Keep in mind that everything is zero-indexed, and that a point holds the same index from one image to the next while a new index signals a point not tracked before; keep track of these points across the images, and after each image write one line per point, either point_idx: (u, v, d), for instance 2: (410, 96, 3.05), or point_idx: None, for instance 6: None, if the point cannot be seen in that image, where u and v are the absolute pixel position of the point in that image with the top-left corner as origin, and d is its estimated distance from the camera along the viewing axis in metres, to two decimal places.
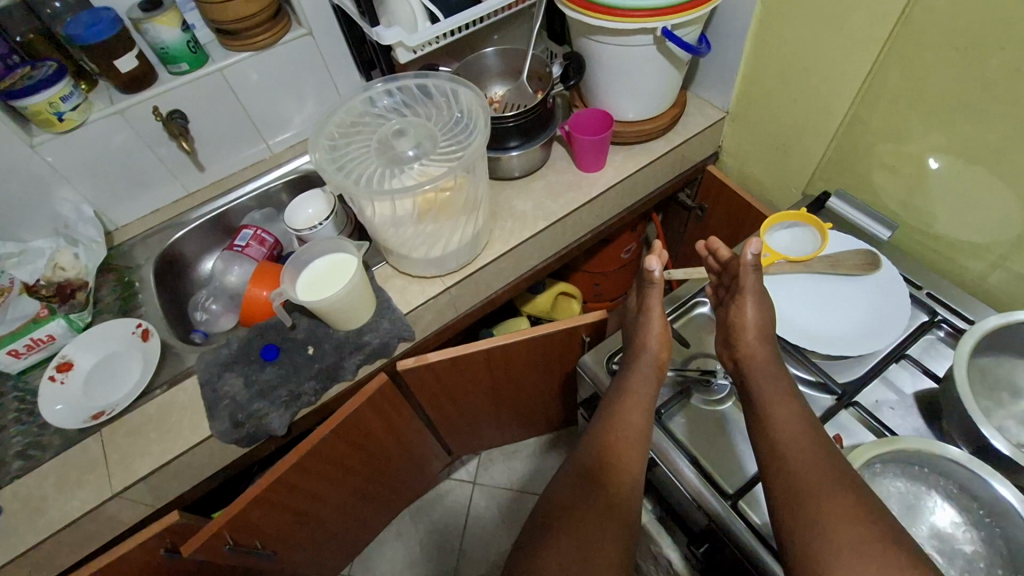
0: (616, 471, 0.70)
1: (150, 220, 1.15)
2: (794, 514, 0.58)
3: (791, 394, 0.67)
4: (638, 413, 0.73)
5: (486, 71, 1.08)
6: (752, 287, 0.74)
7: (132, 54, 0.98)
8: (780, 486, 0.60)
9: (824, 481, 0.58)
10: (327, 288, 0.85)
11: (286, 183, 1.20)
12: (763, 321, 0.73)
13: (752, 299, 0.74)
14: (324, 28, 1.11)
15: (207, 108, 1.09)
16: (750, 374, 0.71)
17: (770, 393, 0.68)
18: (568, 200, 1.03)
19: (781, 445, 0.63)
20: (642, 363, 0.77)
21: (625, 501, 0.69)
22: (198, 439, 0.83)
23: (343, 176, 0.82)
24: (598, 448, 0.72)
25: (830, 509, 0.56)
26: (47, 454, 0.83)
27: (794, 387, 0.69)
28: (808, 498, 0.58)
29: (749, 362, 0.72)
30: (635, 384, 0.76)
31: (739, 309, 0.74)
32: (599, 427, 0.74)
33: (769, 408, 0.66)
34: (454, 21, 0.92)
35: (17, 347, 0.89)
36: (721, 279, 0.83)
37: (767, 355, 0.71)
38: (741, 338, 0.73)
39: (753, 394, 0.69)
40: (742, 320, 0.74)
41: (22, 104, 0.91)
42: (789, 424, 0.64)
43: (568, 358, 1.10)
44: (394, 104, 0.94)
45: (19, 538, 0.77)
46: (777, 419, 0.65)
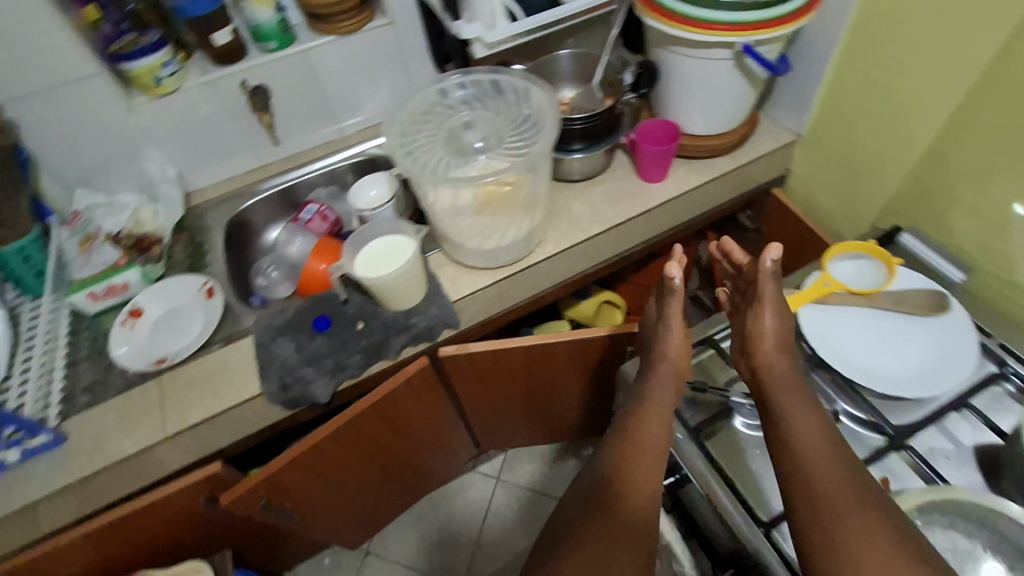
0: (629, 482, 0.70)
1: (223, 187, 1.21)
2: (817, 528, 0.59)
3: (811, 407, 0.68)
4: (657, 424, 0.73)
5: (558, 73, 1.09)
6: (771, 297, 0.77)
7: (228, 29, 1.04)
8: (803, 502, 0.61)
9: (849, 498, 0.60)
10: (382, 267, 0.88)
11: (352, 165, 1.24)
12: (781, 330, 0.75)
13: (770, 309, 0.76)
14: (406, 20, 1.15)
15: (289, 86, 1.14)
16: (771, 385, 0.71)
17: (790, 404, 0.68)
18: (625, 208, 1.03)
19: (803, 458, 0.63)
20: (662, 373, 0.78)
21: (642, 513, 0.68)
22: (246, 397, 0.87)
23: (410, 162, 0.85)
24: (615, 459, 0.72)
25: (853, 524, 0.58)
26: (110, 393, 0.90)
27: (814, 399, 0.70)
28: (834, 516, 0.59)
29: (768, 372, 0.72)
30: (655, 393, 0.76)
31: (758, 318, 0.76)
32: (617, 438, 0.74)
33: (790, 418, 0.67)
34: (534, 20, 0.95)
35: (95, 290, 0.97)
36: (737, 286, 0.87)
37: (786, 364, 0.72)
38: (759, 346, 0.74)
39: (774, 405, 0.69)
40: (761, 329, 0.75)
41: (127, 67, 0.99)
42: (811, 437, 0.65)
43: (604, 367, 1.10)
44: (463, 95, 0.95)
45: (77, 465, 0.83)
46: (798, 430, 0.66)
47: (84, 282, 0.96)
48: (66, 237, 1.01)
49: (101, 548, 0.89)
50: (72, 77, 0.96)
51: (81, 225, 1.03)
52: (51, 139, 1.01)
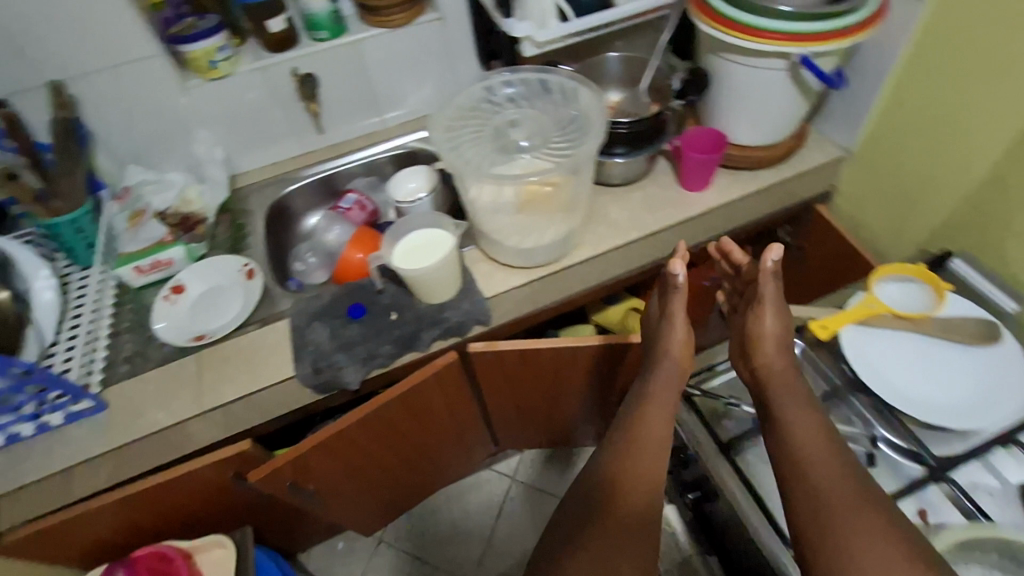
0: (627, 480, 0.70)
1: (267, 171, 1.23)
2: (817, 529, 0.59)
3: (811, 406, 0.68)
4: (657, 424, 0.73)
5: (605, 76, 1.08)
6: (772, 298, 0.76)
7: (283, 16, 1.06)
8: (803, 503, 0.61)
9: (850, 499, 0.59)
10: (419, 261, 0.88)
11: (392, 157, 1.25)
12: (781, 332, 0.74)
13: (770, 310, 0.76)
14: (455, 15, 1.15)
15: (337, 76, 1.16)
16: (772, 388, 0.70)
17: (789, 406, 0.68)
18: (665, 216, 1.02)
19: (802, 459, 0.63)
20: (664, 371, 0.77)
21: (639, 512, 0.69)
22: (279, 378, 0.89)
23: (455, 157, 0.86)
24: (614, 457, 0.72)
25: (853, 526, 0.58)
26: (149, 364, 0.92)
27: (815, 401, 0.69)
28: (835, 517, 0.59)
29: (767, 374, 0.72)
30: (657, 392, 0.75)
31: (758, 318, 0.76)
32: (617, 437, 0.74)
33: (790, 419, 0.67)
34: (586, 21, 0.95)
35: (141, 264, 0.99)
36: (736, 284, 0.88)
37: (786, 364, 0.72)
38: (759, 346, 0.74)
39: (774, 407, 0.69)
40: (761, 331, 0.75)
41: (185, 50, 1.02)
42: (811, 440, 0.64)
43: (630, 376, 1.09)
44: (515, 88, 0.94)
45: (116, 433, 0.86)
46: (797, 432, 0.65)
47: (131, 256, 0.99)
48: (114, 211, 1.04)
49: (131, 514, 0.92)
50: (133, 56, 0.99)
51: (131, 201, 1.07)
52: (109, 116, 1.05)
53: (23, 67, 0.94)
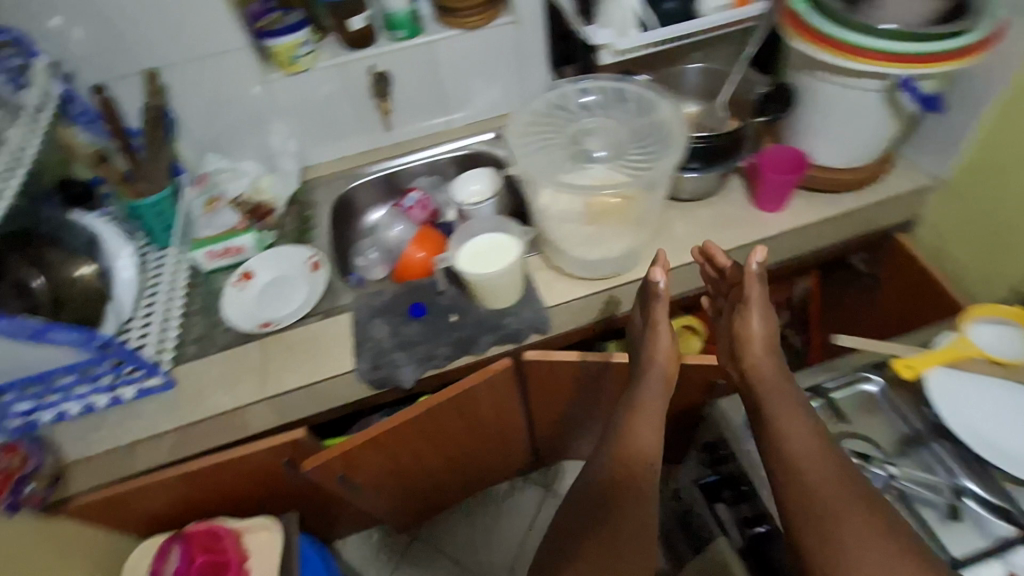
0: (624, 489, 0.73)
1: (334, 165, 1.25)
2: (814, 533, 0.62)
3: (800, 409, 0.70)
4: (650, 433, 0.76)
5: (683, 87, 1.05)
6: (757, 299, 0.76)
7: (364, 15, 1.08)
8: (800, 506, 0.64)
9: (843, 500, 0.63)
10: (485, 266, 0.88)
11: (456, 158, 1.26)
12: (768, 334, 0.75)
13: (757, 311, 0.76)
14: (530, 20, 1.15)
15: (410, 75, 1.17)
16: (764, 392, 0.72)
17: (780, 410, 0.70)
18: (738, 235, 0.98)
19: (796, 464, 0.66)
20: (652, 377, 0.80)
21: (638, 515, 0.73)
22: (339, 371, 0.90)
23: (528, 163, 0.85)
24: (612, 465, 0.74)
25: (848, 530, 0.61)
26: (217, 347, 0.95)
27: (804, 399, 0.71)
28: (829, 518, 0.62)
29: (756, 376, 0.74)
30: (646, 400, 0.78)
31: (746, 321, 0.76)
32: (613, 445, 0.76)
33: (782, 423, 0.69)
34: (672, 30, 0.94)
35: (214, 249, 1.04)
36: (719, 286, 0.87)
37: (773, 366, 0.73)
38: (748, 350, 0.75)
39: (768, 412, 0.70)
40: (748, 334, 0.75)
41: (269, 44, 1.05)
42: (801, 444, 0.67)
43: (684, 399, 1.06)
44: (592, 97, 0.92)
45: (182, 412, 0.89)
46: (789, 437, 0.68)
47: (206, 240, 1.04)
48: (193, 195, 1.09)
49: (188, 490, 0.95)
50: (220, 48, 1.03)
51: (207, 186, 1.11)
52: (194, 105, 1.09)
53: (121, 55, 0.99)
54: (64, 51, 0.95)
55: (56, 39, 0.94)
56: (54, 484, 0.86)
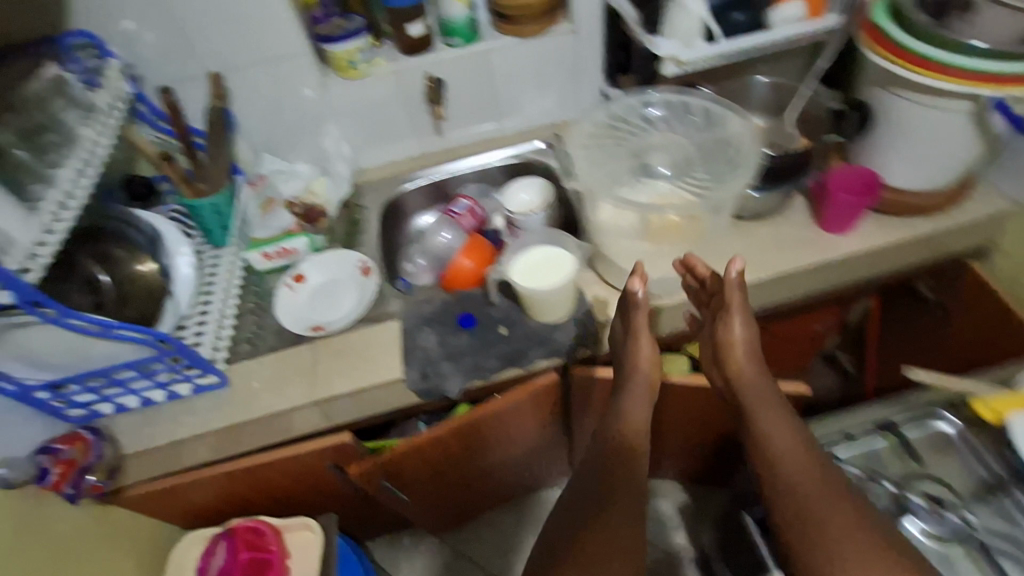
0: (621, 482, 0.76)
1: (384, 169, 1.26)
2: (794, 516, 0.69)
3: (779, 408, 0.78)
4: (642, 431, 0.82)
5: (747, 101, 1.01)
6: (738, 306, 0.81)
7: (422, 21, 1.07)
8: (779, 492, 0.72)
9: (820, 491, 0.70)
10: (542, 282, 0.87)
11: (506, 165, 1.25)
12: (749, 340, 0.82)
13: (738, 317, 0.82)
14: (588, 28, 1.13)
15: (464, 81, 1.17)
16: (747, 394, 0.80)
17: (760, 408, 0.78)
18: (800, 257, 0.95)
19: (776, 455, 0.74)
20: (638, 384, 0.84)
21: (633, 511, 0.75)
22: (387, 380, 0.90)
23: (589, 175, 0.83)
24: (608, 460, 0.79)
25: (827, 514, 0.68)
26: (270, 348, 0.97)
27: (780, 400, 0.79)
28: (808, 510, 0.69)
29: (739, 378, 0.81)
30: (633, 405, 0.83)
31: (729, 328, 0.82)
32: (607, 442, 0.81)
33: (762, 419, 0.78)
34: (738, 42, 0.92)
35: (268, 250, 1.06)
36: (698, 294, 0.87)
37: (754, 370, 0.81)
38: (732, 355, 0.82)
39: (749, 411, 0.79)
40: (731, 340, 0.82)
41: (329, 49, 1.06)
42: (782, 441, 0.75)
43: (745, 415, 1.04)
44: (656, 111, 0.88)
45: (235, 411, 0.90)
46: (770, 432, 0.76)
47: (260, 242, 1.05)
48: (248, 196, 1.09)
49: (234, 485, 0.96)
50: (283, 53, 1.04)
51: (263, 188, 1.11)
52: (254, 107, 1.11)
53: (188, 58, 1.01)
54: (134, 53, 0.98)
55: (127, 42, 0.97)
56: (112, 476, 0.87)
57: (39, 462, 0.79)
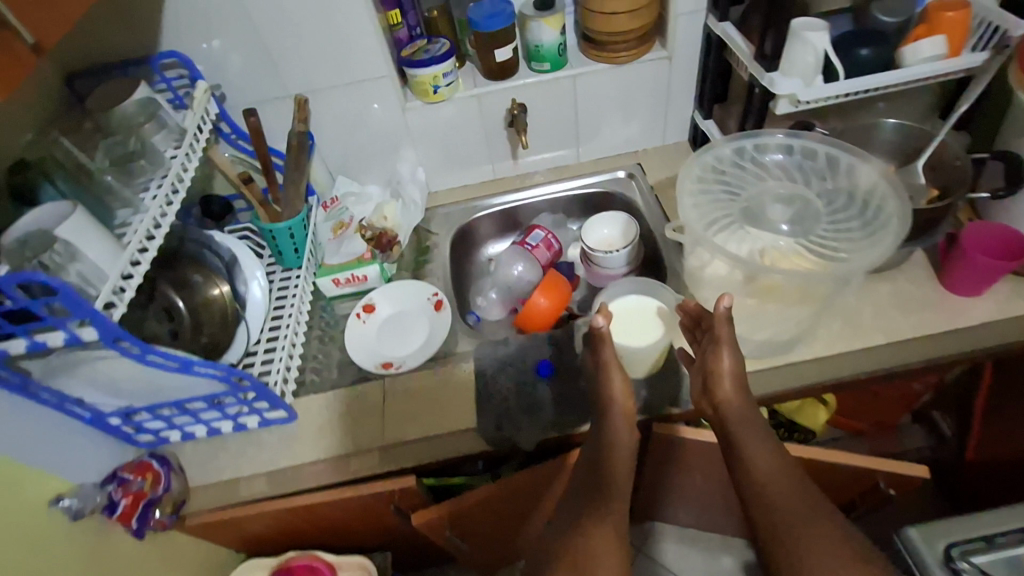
0: (603, 516, 0.71)
1: (456, 194, 1.21)
2: (777, 543, 0.66)
3: (765, 437, 0.74)
4: (625, 466, 0.75)
5: (868, 143, 0.92)
6: (727, 338, 0.76)
7: (511, 46, 1.02)
8: (762, 519, 0.68)
9: (807, 517, 0.66)
10: (644, 335, 0.84)
11: (583, 196, 1.19)
12: (738, 371, 0.76)
13: (728, 349, 0.76)
14: (685, 54, 1.05)
15: (547, 106, 1.11)
16: (732, 421, 0.75)
17: (745, 436, 0.74)
18: (920, 322, 0.86)
19: (759, 480, 0.70)
20: (613, 417, 0.76)
21: (614, 548, 0.68)
22: (461, 427, 0.85)
23: (696, 219, 0.77)
24: (586, 494, 0.73)
25: (806, 537, 0.64)
26: (342, 383, 0.94)
27: (768, 427, 0.75)
28: (796, 541, 0.64)
29: (726, 407, 0.76)
30: (617, 439, 0.75)
31: (717, 357, 0.76)
32: (585, 477, 0.75)
33: (745, 445, 0.73)
34: (861, 82, 0.82)
35: (339, 277, 1.02)
36: (690, 332, 0.83)
37: (744, 401, 0.75)
38: (718, 386, 0.76)
39: (733, 438, 0.74)
40: (719, 374, 0.76)
41: (413, 74, 1.01)
42: (769, 469, 0.71)
43: (853, 485, 0.95)
44: (773, 155, 0.82)
45: (304, 449, 0.87)
46: (754, 458, 0.72)
47: (333, 268, 1.02)
48: (320, 219, 1.07)
49: (291, 521, 0.92)
50: (367, 76, 1.01)
51: (336, 210, 1.09)
52: (332, 128, 1.08)
53: (271, 79, 0.98)
54: (219, 73, 0.96)
55: (213, 62, 0.95)
56: (178, 510, 0.85)
57: (109, 493, 0.78)
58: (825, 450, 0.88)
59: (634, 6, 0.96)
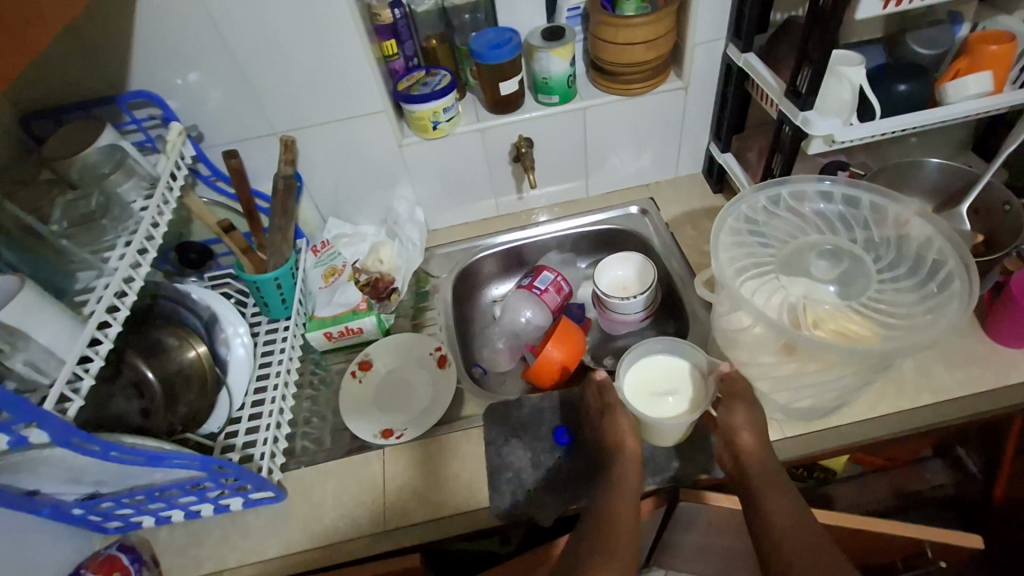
0: (605, 562, 0.62)
1: (457, 232, 1.14)
2: None
3: (790, 496, 0.67)
4: (630, 519, 0.66)
5: (906, 182, 0.86)
6: (745, 394, 0.74)
7: (517, 78, 0.95)
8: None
9: None
10: (677, 402, 0.77)
11: (592, 233, 1.11)
12: (759, 425, 0.72)
13: (746, 403, 0.74)
14: (701, 85, 0.99)
15: (554, 140, 1.03)
16: (755, 478, 0.69)
17: (769, 495, 0.67)
18: (971, 377, 0.78)
19: (780, 540, 0.63)
20: (623, 463, 0.71)
21: None
22: (473, 506, 0.77)
23: (732, 275, 0.69)
24: (586, 545, 0.64)
25: None
26: (337, 452, 0.85)
27: (793, 488, 0.69)
28: None
29: (747, 465, 0.70)
30: (624, 487, 0.69)
31: (735, 411, 0.73)
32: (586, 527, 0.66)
33: (767, 502, 0.67)
34: (906, 120, 0.75)
35: (332, 331, 0.93)
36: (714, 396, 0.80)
37: (766, 456, 0.70)
38: (737, 439, 0.72)
39: (757, 498, 0.67)
40: (736, 428, 0.72)
41: (411, 109, 0.93)
42: (789, 526, 0.64)
43: (896, 553, 0.88)
44: (814, 204, 0.76)
45: (295, 536, 0.78)
46: (774, 517, 0.65)
47: (325, 320, 0.93)
48: (311, 264, 1.00)
49: None
50: (363, 112, 0.93)
51: (327, 254, 1.01)
52: (321, 169, 0.99)
53: (256, 116, 0.90)
54: (197, 110, 0.87)
55: (190, 98, 0.85)
56: None
57: None
58: (874, 520, 0.80)
59: (652, 36, 0.89)
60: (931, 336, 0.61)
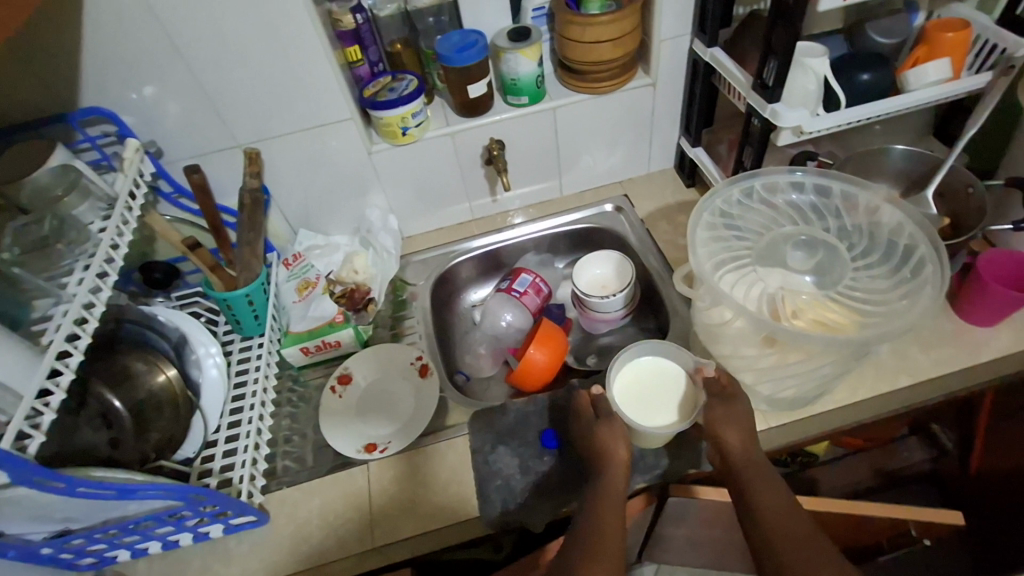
0: (594, 563, 0.61)
1: (433, 238, 1.12)
2: None
3: (778, 487, 0.67)
4: (617, 520, 0.66)
5: (872, 169, 0.87)
6: (733, 387, 0.74)
7: (485, 80, 0.94)
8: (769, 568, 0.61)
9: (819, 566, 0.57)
10: (668, 409, 0.76)
11: (568, 232, 1.11)
12: (746, 418, 0.72)
13: (734, 396, 0.73)
14: (669, 80, 0.99)
15: (526, 141, 1.02)
16: (743, 469, 0.69)
17: (756, 486, 0.67)
18: (943, 357, 0.80)
19: (768, 530, 0.63)
20: (609, 463, 0.71)
21: None
22: (462, 516, 0.75)
23: (710, 270, 0.69)
24: (575, 548, 0.63)
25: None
26: (320, 470, 0.83)
27: (780, 478, 0.69)
28: None
29: (734, 457, 0.70)
30: (610, 486, 0.69)
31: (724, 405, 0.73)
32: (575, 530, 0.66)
33: (754, 493, 0.67)
34: (871, 108, 0.76)
35: (309, 345, 0.90)
36: None
37: (753, 448, 0.70)
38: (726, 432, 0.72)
39: (743, 488, 0.68)
40: (723, 422, 0.72)
41: (379, 115, 0.91)
42: (778, 516, 0.64)
43: (881, 533, 0.89)
44: (787, 195, 0.77)
45: (280, 559, 0.75)
46: (762, 507, 0.65)
47: (301, 336, 0.91)
48: (283, 278, 0.97)
49: None
50: (328, 120, 0.91)
51: (300, 266, 0.99)
52: (289, 179, 0.97)
53: (217, 128, 0.87)
54: (154, 126, 0.84)
55: (146, 112, 0.82)
56: None
57: None
58: (860, 504, 0.81)
59: (617, 34, 0.89)
60: (906, 321, 0.61)
